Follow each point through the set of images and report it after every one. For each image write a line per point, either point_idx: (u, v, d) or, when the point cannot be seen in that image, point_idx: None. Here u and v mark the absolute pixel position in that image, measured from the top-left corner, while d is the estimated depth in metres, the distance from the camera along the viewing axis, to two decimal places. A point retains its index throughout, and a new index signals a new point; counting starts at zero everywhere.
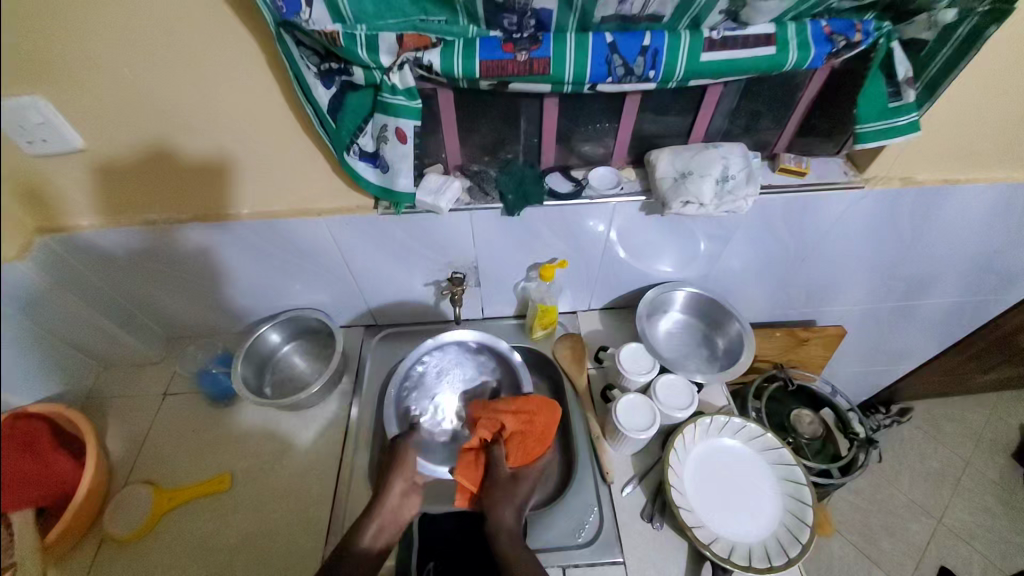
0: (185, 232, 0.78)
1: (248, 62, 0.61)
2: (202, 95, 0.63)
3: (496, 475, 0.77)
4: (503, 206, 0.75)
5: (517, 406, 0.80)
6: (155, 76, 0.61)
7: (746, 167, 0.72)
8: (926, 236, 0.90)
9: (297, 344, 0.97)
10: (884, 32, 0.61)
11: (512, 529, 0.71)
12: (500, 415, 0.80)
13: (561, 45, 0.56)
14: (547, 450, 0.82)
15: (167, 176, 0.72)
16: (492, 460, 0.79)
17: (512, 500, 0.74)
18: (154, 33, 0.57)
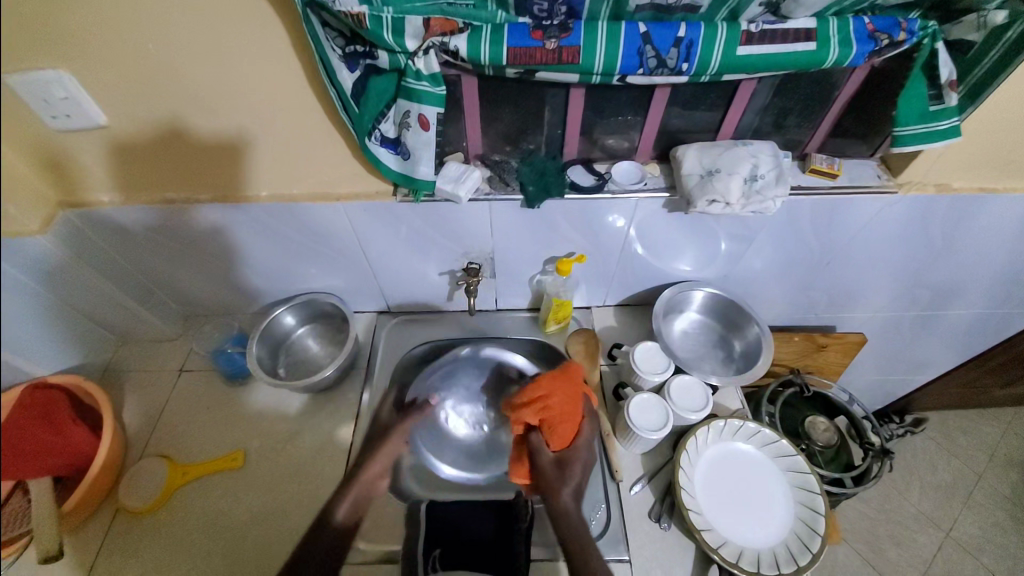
0: (202, 211, 0.79)
1: (272, 41, 0.60)
2: (224, 73, 0.63)
3: (540, 464, 0.76)
4: (523, 198, 0.74)
5: (529, 397, 0.78)
6: (179, 53, 0.60)
7: (775, 167, 0.69)
8: (957, 245, 0.87)
9: (311, 328, 0.98)
10: (930, 31, 0.58)
11: (571, 512, 0.71)
12: (518, 411, 0.78)
13: (592, 34, 0.54)
14: (582, 423, 0.78)
15: (189, 154, 0.72)
16: (534, 449, 0.78)
17: (564, 483, 0.73)
18: (178, 9, 0.57)
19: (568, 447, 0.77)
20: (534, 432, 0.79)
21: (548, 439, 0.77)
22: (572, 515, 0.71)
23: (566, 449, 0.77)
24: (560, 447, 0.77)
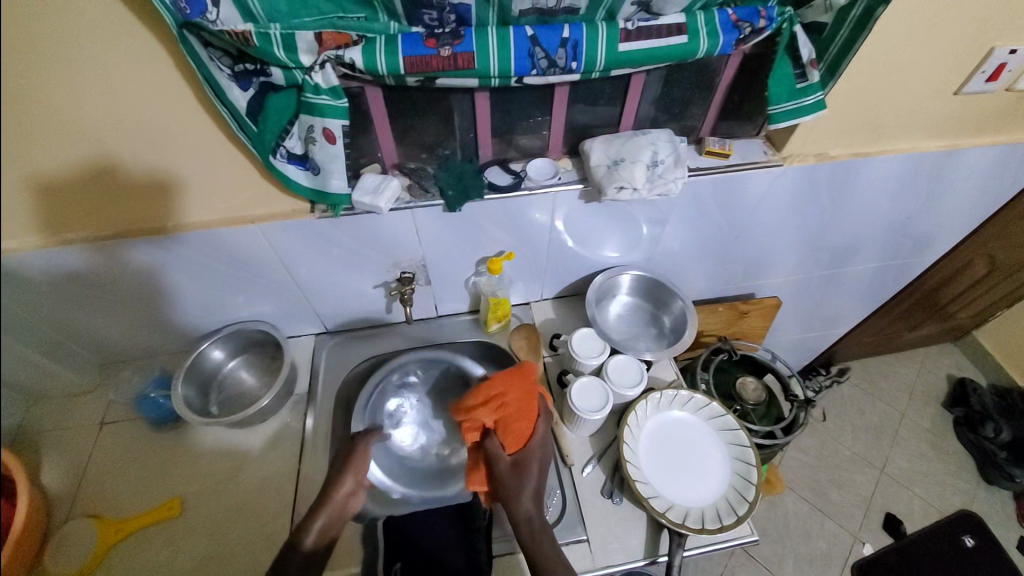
0: (112, 250, 0.74)
1: (154, 64, 0.57)
2: (108, 104, 0.60)
3: (497, 468, 0.74)
4: (443, 203, 0.75)
5: (491, 397, 0.79)
6: (50, 86, 0.56)
7: (673, 152, 0.75)
8: (844, 207, 0.97)
9: (242, 359, 0.94)
10: (787, 17, 0.63)
11: (533, 519, 0.69)
12: (474, 411, 0.79)
13: (482, 39, 0.57)
14: (537, 422, 0.78)
15: (78, 191, 0.67)
16: (489, 453, 0.76)
17: (524, 489, 0.72)
18: (43, 40, 0.53)
19: (524, 447, 0.77)
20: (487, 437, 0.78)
21: (505, 440, 0.76)
22: (535, 519, 0.70)
23: (522, 450, 0.76)
24: (515, 448, 0.77)
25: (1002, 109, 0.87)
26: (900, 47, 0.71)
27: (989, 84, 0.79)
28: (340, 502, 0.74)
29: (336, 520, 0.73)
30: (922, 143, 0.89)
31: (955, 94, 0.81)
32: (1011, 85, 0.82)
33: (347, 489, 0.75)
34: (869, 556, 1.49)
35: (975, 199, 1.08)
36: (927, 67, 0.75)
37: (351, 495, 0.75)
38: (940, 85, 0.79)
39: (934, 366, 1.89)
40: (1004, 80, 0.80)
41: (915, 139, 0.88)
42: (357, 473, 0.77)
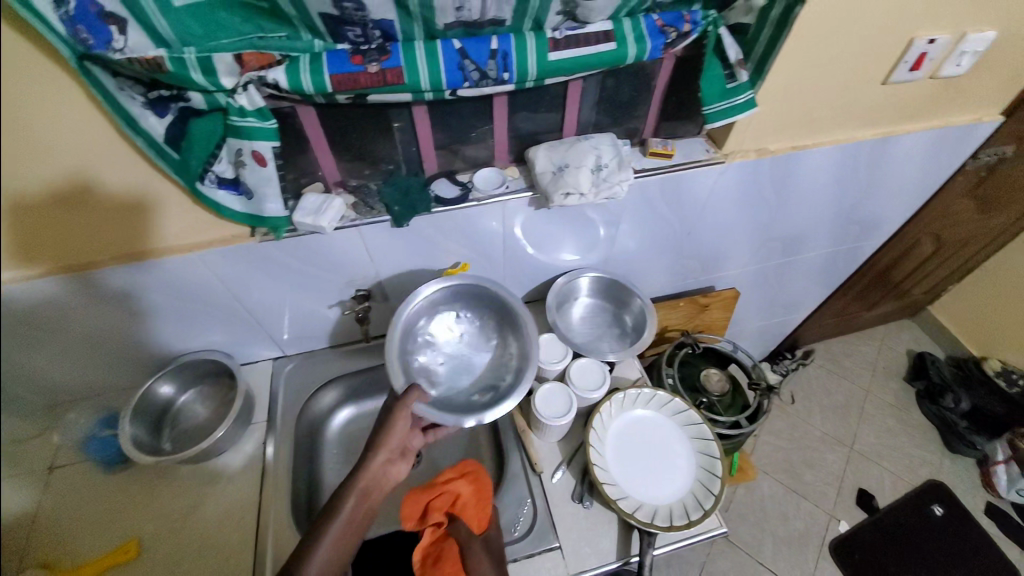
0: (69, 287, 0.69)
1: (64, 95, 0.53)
2: (57, 138, 0.55)
3: (473, 547, 0.68)
4: (390, 218, 0.74)
5: (466, 475, 0.74)
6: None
7: (617, 155, 0.76)
8: (791, 198, 1.00)
9: (194, 393, 0.90)
10: (712, 19, 0.65)
11: None
12: (450, 484, 0.73)
13: (410, 55, 0.56)
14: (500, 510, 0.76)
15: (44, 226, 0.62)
16: (460, 535, 0.69)
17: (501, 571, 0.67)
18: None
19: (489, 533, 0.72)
20: (449, 519, 0.72)
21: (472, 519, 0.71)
22: None
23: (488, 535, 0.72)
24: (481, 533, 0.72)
25: (928, 96, 0.91)
26: (831, 44, 0.73)
27: (914, 72, 0.83)
28: (377, 472, 0.71)
29: (376, 485, 0.71)
30: (856, 133, 0.92)
31: (884, 81, 0.84)
32: (934, 73, 0.86)
33: (381, 459, 0.72)
34: (844, 533, 1.53)
35: (914, 181, 1.12)
36: (856, 61, 0.78)
37: (387, 465, 0.73)
38: (870, 76, 0.82)
39: (893, 343, 1.96)
40: (929, 67, 0.83)
41: (852, 129, 0.91)
42: (390, 445, 0.72)
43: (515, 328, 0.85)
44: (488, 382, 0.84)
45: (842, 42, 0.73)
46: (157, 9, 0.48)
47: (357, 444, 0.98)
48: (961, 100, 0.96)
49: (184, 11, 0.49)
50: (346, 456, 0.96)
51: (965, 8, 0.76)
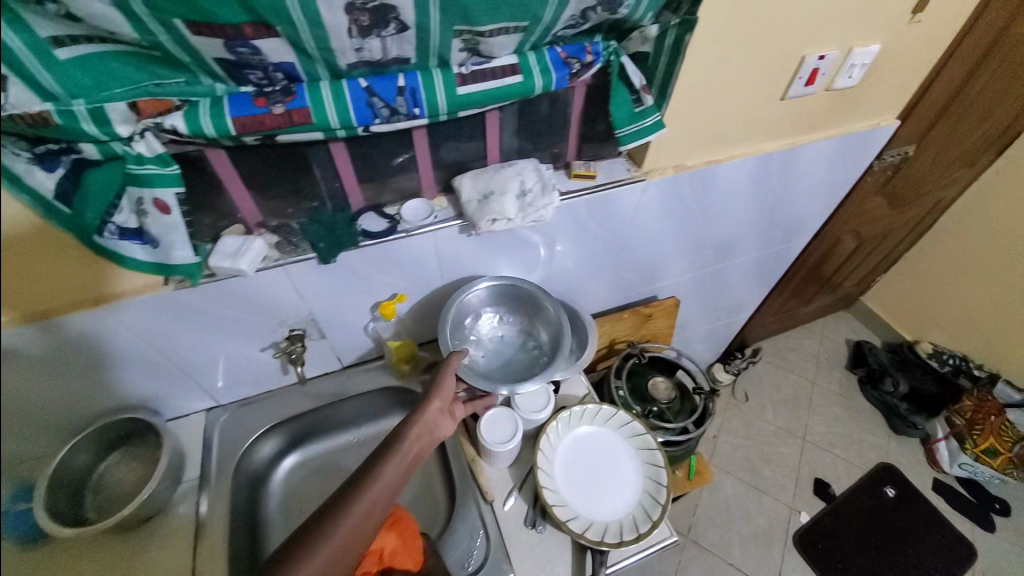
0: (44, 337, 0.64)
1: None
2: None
3: None
4: (316, 256, 0.72)
5: (390, 525, 0.70)
6: None
7: (540, 179, 0.78)
8: (714, 208, 1.06)
9: (113, 457, 0.84)
10: (612, 50, 0.69)
11: None
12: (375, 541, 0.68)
13: (316, 95, 0.56)
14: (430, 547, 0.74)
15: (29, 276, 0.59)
16: None
17: None
18: None
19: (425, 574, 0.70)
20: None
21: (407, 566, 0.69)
22: None
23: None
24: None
25: (827, 107, 0.98)
26: (729, 67, 0.78)
27: (809, 87, 0.89)
28: (429, 422, 0.72)
29: (428, 433, 0.71)
30: (765, 145, 0.99)
31: (783, 97, 0.90)
32: (829, 86, 0.92)
33: (436, 410, 0.73)
34: (805, 524, 1.58)
35: (827, 184, 1.21)
36: (755, 80, 0.83)
37: (438, 416, 0.74)
38: (771, 93, 0.88)
39: (833, 334, 2.08)
40: (822, 81, 0.90)
41: (760, 141, 0.98)
42: (442, 396, 0.75)
43: (543, 318, 0.96)
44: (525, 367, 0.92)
45: (738, 64, 0.79)
46: (38, 63, 0.46)
47: (301, 490, 0.94)
48: (859, 109, 1.04)
49: (70, 63, 0.48)
50: (289, 506, 0.92)
51: (848, 27, 0.82)
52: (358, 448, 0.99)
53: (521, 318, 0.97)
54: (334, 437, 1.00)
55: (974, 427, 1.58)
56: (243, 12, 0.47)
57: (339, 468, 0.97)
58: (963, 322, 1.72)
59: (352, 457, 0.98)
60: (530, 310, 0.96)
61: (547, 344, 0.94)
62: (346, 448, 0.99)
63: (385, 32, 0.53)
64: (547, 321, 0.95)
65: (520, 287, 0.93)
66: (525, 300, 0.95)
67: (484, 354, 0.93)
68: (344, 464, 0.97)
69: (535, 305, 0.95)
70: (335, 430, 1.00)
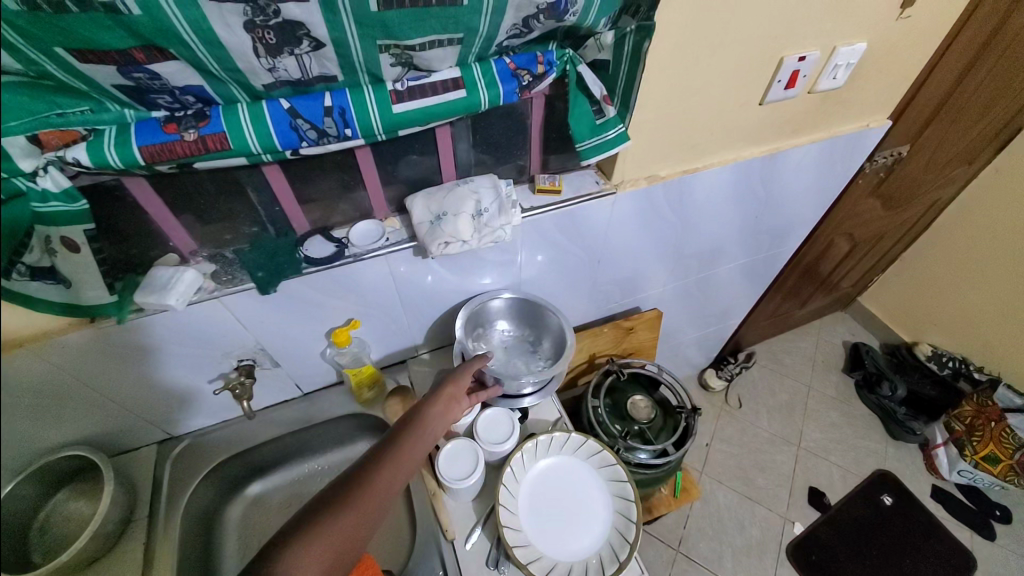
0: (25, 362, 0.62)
1: None
2: None
3: None
4: (256, 286, 0.68)
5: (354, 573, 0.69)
6: None
7: (498, 199, 0.73)
8: (695, 217, 1.00)
9: (56, 496, 0.77)
10: (568, 58, 0.64)
11: None
12: None
13: (232, 120, 0.51)
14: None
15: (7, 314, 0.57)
16: None
17: None
18: None
19: None
20: None
21: None
22: None
23: None
24: None
25: (812, 109, 0.92)
26: (700, 72, 0.72)
27: (789, 90, 0.83)
28: (446, 404, 0.72)
29: (446, 414, 0.71)
30: (746, 151, 0.93)
31: (762, 101, 0.84)
32: (812, 87, 0.86)
33: (451, 393, 0.74)
34: (800, 535, 1.53)
35: (816, 188, 1.15)
36: (731, 83, 0.77)
37: (454, 402, 0.74)
38: (749, 97, 0.82)
39: (830, 335, 2.01)
40: (804, 84, 0.84)
41: (741, 147, 0.92)
42: (459, 382, 0.77)
43: (547, 328, 0.94)
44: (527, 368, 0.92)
45: (710, 68, 0.73)
46: None
47: (262, 519, 0.93)
48: (847, 110, 0.97)
49: None
50: (247, 539, 0.90)
51: (831, 24, 0.76)
52: (324, 476, 0.97)
53: (527, 322, 0.95)
54: (300, 464, 0.97)
55: (974, 433, 1.52)
56: (130, 36, 0.42)
57: (303, 497, 0.94)
58: (962, 323, 1.66)
59: (317, 485, 0.96)
60: (536, 320, 0.94)
61: (553, 354, 0.92)
62: (312, 475, 0.97)
63: (299, 49, 0.48)
64: (551, 332, 0.93)
65: (528, 299, 0.92)
66: (532, 312, 0.93)
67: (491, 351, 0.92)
68: (308, 493, 0.95)
69: (541, 316, 0.93)
70: (301, 457, 0.97)
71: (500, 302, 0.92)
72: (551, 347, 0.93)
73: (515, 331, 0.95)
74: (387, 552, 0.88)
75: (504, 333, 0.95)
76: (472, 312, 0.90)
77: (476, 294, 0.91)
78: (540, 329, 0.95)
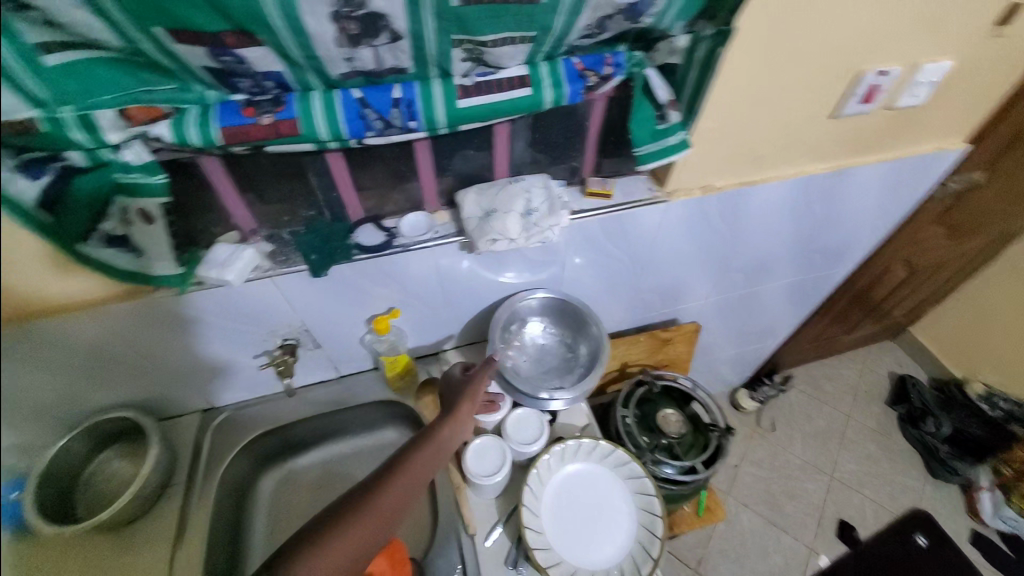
0: (68, 318, 0.65)
1: None
2: None
3: None
4: (309, 268, 0.69)
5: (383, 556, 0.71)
6: None
7: (548, 199, 0.73)
8: (747, 231, 0.97)
9: (106, 452, 0.81)
10: (636, 61, 0.64)
11: None
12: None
13: (305, 106, 0.53)
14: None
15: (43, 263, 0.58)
16: None
17: None
18: None
19: None
20: None
21: None
22: None
23: None
24: None
25: (883, 128, 0.87)
26: (774, 78, 0.69)
27: (865, 105, 0.78)
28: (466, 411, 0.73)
29: (465, 419, 0.72)
30: (808, 165, 0.89)
31: (833, 114, 0.80)
32: (888, 104, 0.82)
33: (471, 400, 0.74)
34: (824, 569, 1.47)
35: (879, 211, 1.09)
36: (803, 95, 0.74)
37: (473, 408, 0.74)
38: (817, 111, 0.78)
39: (874, 364, 1.91)
40: (882, 99, 0.80)
41: (803, 162, 0.88)
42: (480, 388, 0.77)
43: (587, 332, 0.91)
44: (561, 371, 0.90)
45: (783, 79, 0.70)
46: (25, 69, 0.43)
47: (292, 496, 0.96)
48: (922, 130, 0.92)
49: (57, 69, 0.45)
50: (278, 516, 0.93)
51: (918, 40, 0.72)
52: (353, 460, 0.99)
53: (569, 320, 0.93)
54: (333, 445, 1.00)
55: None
56: (222, 19, 0.43)
57: (333, 479, 0.97)
58: None
59: (347, 469, 0.98)
60: (578, 323, 0.92)
61: (588, 360, 0.90)
62: (342, 458, 0.99)
63: (376, 41, 0.48)
64: (590, 338, 0.91)
65: (573, 303, 0.91)
66: (574, 315, 0.92)
67: (527, 347, 0.92)
68: (338, 475, 0.97)
69: (583, 321, 0.91)
70: (334, 440, 1.00)
71: (536, 299, 0.91)
72: (588, 352, 0.91)
73: (555, 330, 0.94)
74: (409, 538, 0.89)
75: (541, 331, 0.93)
76: (515, 308, 0.89)
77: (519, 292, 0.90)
78: (580, 330, 0.92)
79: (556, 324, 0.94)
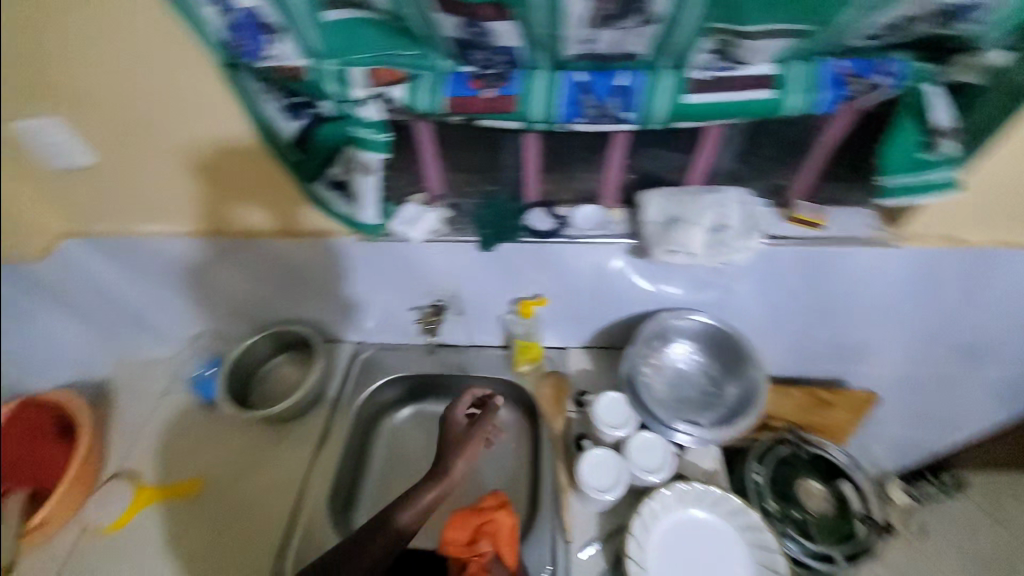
0: (278, 227, 0.77)
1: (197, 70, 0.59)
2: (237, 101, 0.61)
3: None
4: (480, 241, 0.73)
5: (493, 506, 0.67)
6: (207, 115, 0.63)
7: (745, 218, 0.66)
8: (983, 300, 0.76)
9: (283, 357, 0.93)
10: (918, 72, 0.52)
11: None
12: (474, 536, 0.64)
13: (528, 84, 0.52)
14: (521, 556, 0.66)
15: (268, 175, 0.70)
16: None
17: None
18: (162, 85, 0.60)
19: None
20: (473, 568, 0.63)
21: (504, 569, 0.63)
22: None
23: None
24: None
25: None
26: None
27: None
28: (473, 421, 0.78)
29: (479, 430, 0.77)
30: None
31: None
32: None
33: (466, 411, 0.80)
34: None
35: None
36: None
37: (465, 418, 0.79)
38: None
39: None
40: None
41: None
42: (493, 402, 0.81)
43: (740, 373, 0.83)
44: (698, 404, 0.84)
45: None
46: (311, 23, 0.50)
47: (407, 445, 0.93)
48: None
49: (333, 25, 0.51)
50: (392, 462, 0.91)
51: None
52: None
53: (723, 353, 0.84)
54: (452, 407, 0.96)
55: None
56: None
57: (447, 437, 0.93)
58: None
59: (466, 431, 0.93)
60: (734, 359, 0.83)
61: (733, 404, 0.82)
62: None
63: (627, 24, 0.47)
64: (743, 380, 0.82)
65: (735, 337, 0.82)
66: (731, 350, 0.83)
67: (667, 368, 0.86)
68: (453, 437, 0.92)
69: (740, 360, 0.82)
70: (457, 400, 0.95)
71: (692, 323, 0.83)
72: (735, 394, 0.83)
73: (703, 358, 0.85)
74: None
75: (686, 355, 0.86)
76: (667, 324, 0.83)
77: (672, 311, 0.83)
78: (732, 368, 0.84)
79: (707, 352, 0.85)
